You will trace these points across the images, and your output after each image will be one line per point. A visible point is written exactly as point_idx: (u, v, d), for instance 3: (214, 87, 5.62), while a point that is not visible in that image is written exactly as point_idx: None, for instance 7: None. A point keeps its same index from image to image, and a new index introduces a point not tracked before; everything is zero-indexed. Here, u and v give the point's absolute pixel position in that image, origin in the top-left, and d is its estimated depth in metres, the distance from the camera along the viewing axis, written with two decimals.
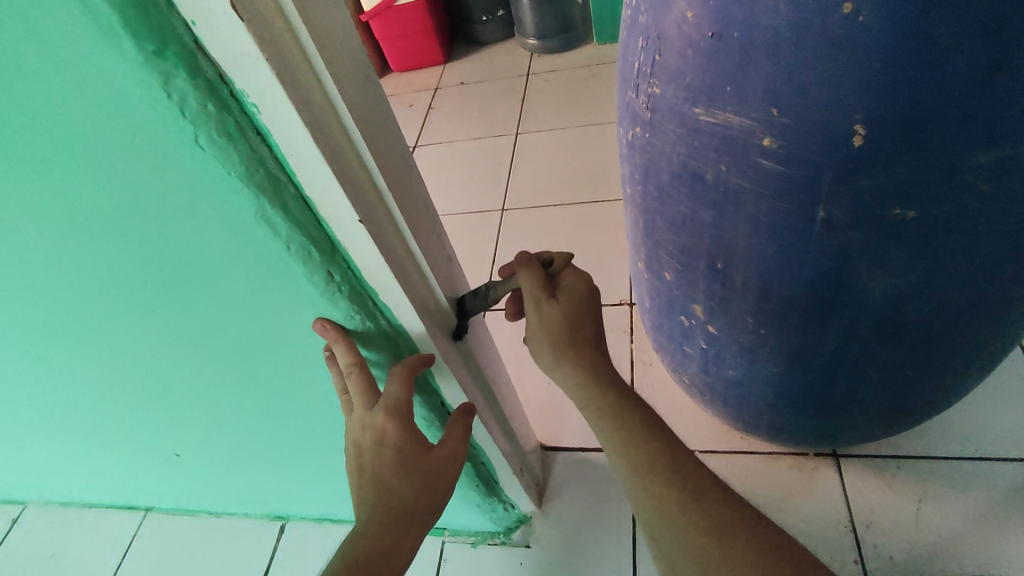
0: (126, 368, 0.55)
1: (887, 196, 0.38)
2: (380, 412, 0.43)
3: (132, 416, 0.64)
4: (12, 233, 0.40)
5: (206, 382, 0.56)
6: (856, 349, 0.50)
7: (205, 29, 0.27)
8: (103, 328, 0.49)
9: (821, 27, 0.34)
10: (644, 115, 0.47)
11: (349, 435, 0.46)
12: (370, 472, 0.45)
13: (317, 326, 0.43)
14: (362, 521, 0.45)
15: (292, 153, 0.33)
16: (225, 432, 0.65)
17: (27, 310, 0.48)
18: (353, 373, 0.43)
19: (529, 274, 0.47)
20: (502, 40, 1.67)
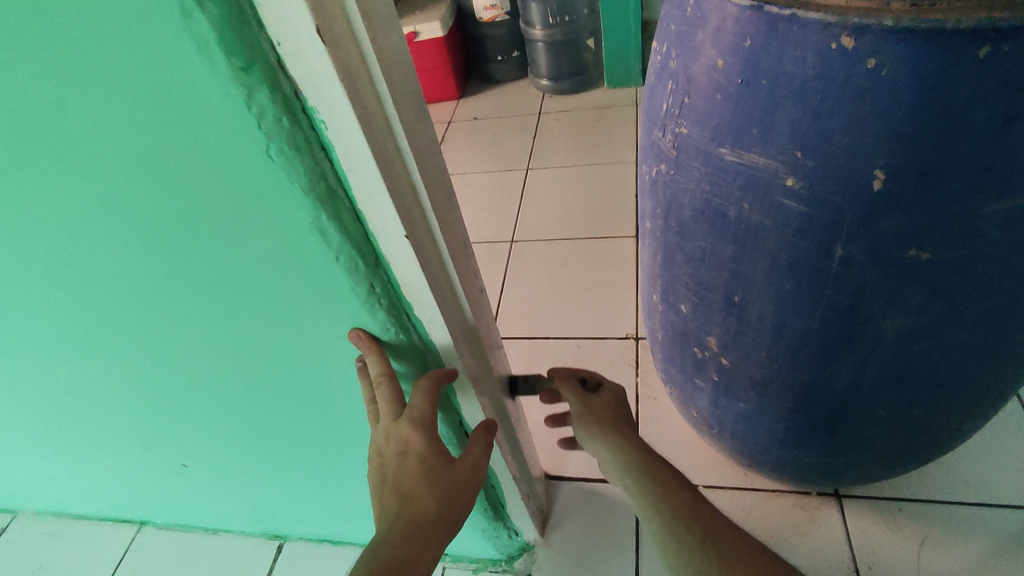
0: (150, 372, 0.56)
1: (904, 238, 0.40)
2: (407, 421, 0.44)
3: (146, 424, 0.64)
4: (68, 233, 0.41)
5: (228, 391, 0.57)
6: (867, 386, 0.52)
7: (289, 50, 0.30)
8: (136, 332, 0.50)
9: (845, 78, 0.37)
10: (670, 154, 0.49)
11: (373, 447, 0.46)
12: (393, 481, 0.44)
13: (352, 336, 0.44)
14: (384, 531, 0.44)
15: (352, 168, 0.35)
16: (238, 444, 0.65)
17: (63, 308, 0.49)
18: (384, 383, 0.44)
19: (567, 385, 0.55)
20: (515, 79, 1.73)
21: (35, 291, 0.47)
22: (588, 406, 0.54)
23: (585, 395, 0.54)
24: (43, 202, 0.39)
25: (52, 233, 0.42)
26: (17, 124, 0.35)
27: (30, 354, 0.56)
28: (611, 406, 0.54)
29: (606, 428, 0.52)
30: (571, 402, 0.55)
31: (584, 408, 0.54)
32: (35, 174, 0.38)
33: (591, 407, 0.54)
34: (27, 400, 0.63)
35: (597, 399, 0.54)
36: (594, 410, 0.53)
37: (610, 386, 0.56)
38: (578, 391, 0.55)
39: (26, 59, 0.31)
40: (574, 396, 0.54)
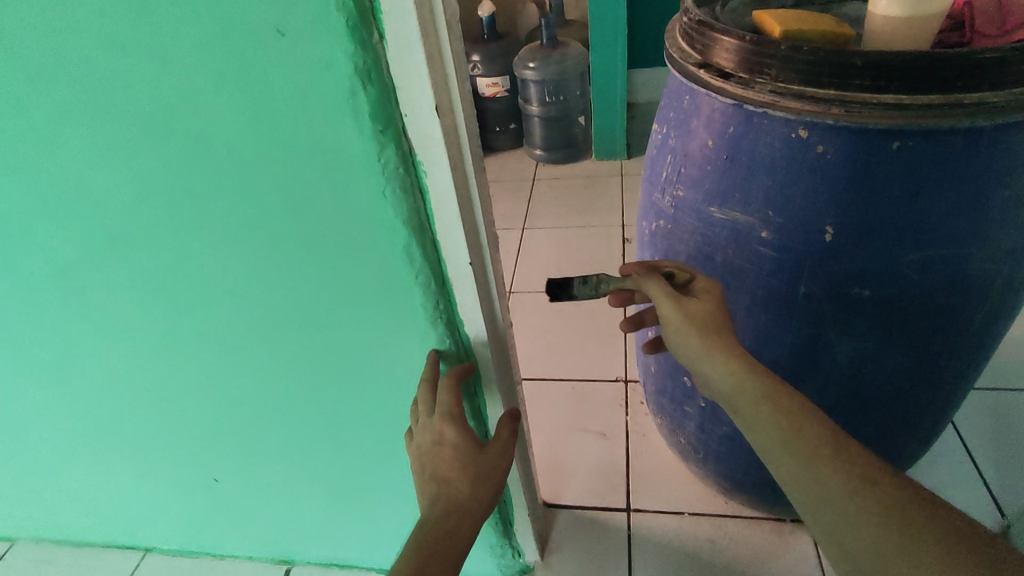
0: (217, 380, 0.63)
1: (851, 279, 0.53)
2: (439, 414, 0.53)
3: (196, 433, 0.71)
4: (193, 247, 0.51)
5: (282, 400, 0.64)
6: (829, 405, 0.63)
7: (412, 119, 0.41)
8: (219, 343, 0.59)
9: (802, 158, 0.50)
10: (668, 212, 0.62)
11: (414, 443, 0.55)
12: (432, 468, 0.53)
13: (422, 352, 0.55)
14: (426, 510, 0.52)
15: (440, 207, 0.46)
16: (276, 455, 0.71)
17: (161, 314, 0.57)
18: (422, 384, 0.54)
19: (653, 281, 0.49)
20: (512, 148, 1.89)
21: (144, 298, 0.56)
22: (685, 311, 0.46)
23: (678, 297, 0.47)
24: (185, 222, 0.49)
25: (179, 248, 0.51)
26: (186, 161, 0.45)
27: (113, 359, 0.63)
28: (710, 312, 0.47)
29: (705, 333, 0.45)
30: (660, 305, 0.48)
31: (676, 312, 0.47)
32: (186, 199, 0.48)
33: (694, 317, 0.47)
34: (93, 403, 0.69)
35: (692, 302, 0.47)
36: (692, 314, 0.46)
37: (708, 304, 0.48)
38: (669, 291, 0.48)
39: (213, 115, 0.42)
40: (662, 297, 0.48)
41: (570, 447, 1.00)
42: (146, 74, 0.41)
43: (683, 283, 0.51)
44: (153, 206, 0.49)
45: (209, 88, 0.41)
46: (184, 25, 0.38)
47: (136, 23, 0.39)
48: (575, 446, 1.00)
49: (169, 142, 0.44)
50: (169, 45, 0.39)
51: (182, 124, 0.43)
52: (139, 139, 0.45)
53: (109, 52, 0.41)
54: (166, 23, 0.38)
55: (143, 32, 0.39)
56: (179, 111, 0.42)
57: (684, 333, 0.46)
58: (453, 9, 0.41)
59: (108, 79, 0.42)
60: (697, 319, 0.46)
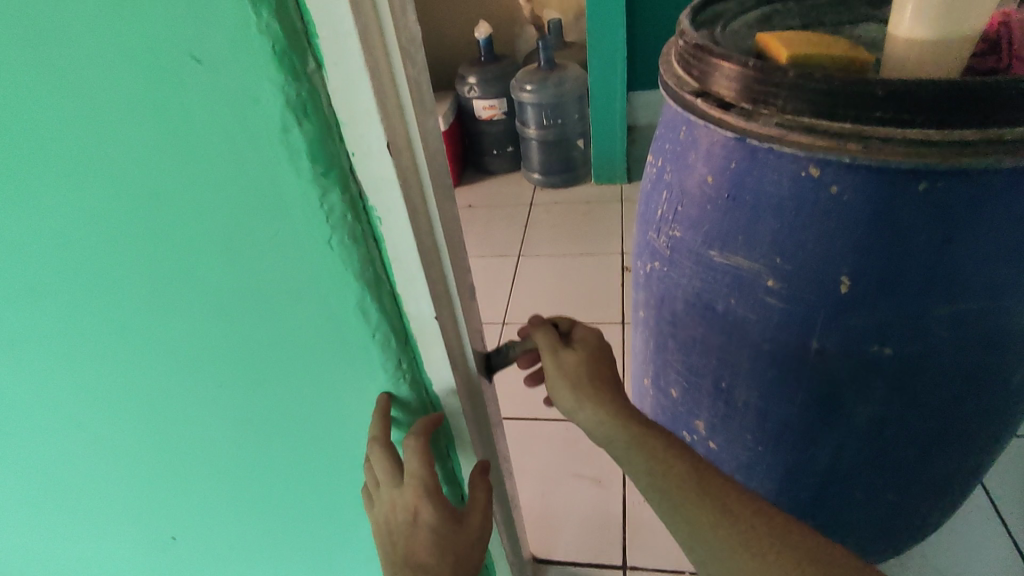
0: (155, 449, 0.55)
1: (870, 335, 0.46)
2: (412, 491, 0.45)
3: (127, 513, 0.62)
4: (109, 305, 0.43)
5: (227, 471, 0.56)
6: (844, 469, 0.56)
7: (360, 158, 0.35)
8: (149, 409, 0.51)
9: (814, 200, 0.44)
10: (664, 253, 0.56)
11: (377, 515, 0.48)
12: (404, 550, 0.46)
13: (379, 399, 0.47)
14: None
15: (397, 257, 0.40)
16: (223, 533, 0.63)
17: (83, 381, 0.49)
18: (382, 450, 0.45)
19: (541, 330, 0.47)
20: (509, 171, 1.84)
21: (55, 364, 0.48)
22: (562, 365, 0.45)
23: (556, 348, 0.45)
24: (95, 277, 0.42)
25: (92, 307, 0.44)
26: (98, 211, 0.38)
27: (26, 432, 0.54)
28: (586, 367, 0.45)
29: (577, 383, 0.44)
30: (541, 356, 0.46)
31: (553, 366, 0.45)
32: (101, 253, 0.40)
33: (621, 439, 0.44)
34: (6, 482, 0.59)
35: (570, 354, 0.45)
36: (567, 370, 0.45)
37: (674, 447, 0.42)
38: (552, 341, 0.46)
39: (121, 155, 0.36)
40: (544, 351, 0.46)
41: (563, 496, 0.93)
42: (37, 106, 0.34)
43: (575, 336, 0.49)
44: (57, 262, 0.41)
45: (120, 126, 0.34)
46: (87, 51, 0.32)
47: (30, 50, 0.32)
48: (568, 494, 0.93)
49: (78, 188, 0.37)
50: (71, 75, 0.33)
51: (84, 166, 0.36)
52: (41, 185, 0.38)
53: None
54: (60, 48, 0.32)
55: (38, 61, 0.33)
56: (86, 152, 0.36)
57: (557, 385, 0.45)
58: (409, 32, 0.35)
59: (2, 114, 0.35)
60: (571, 370, 0.44)
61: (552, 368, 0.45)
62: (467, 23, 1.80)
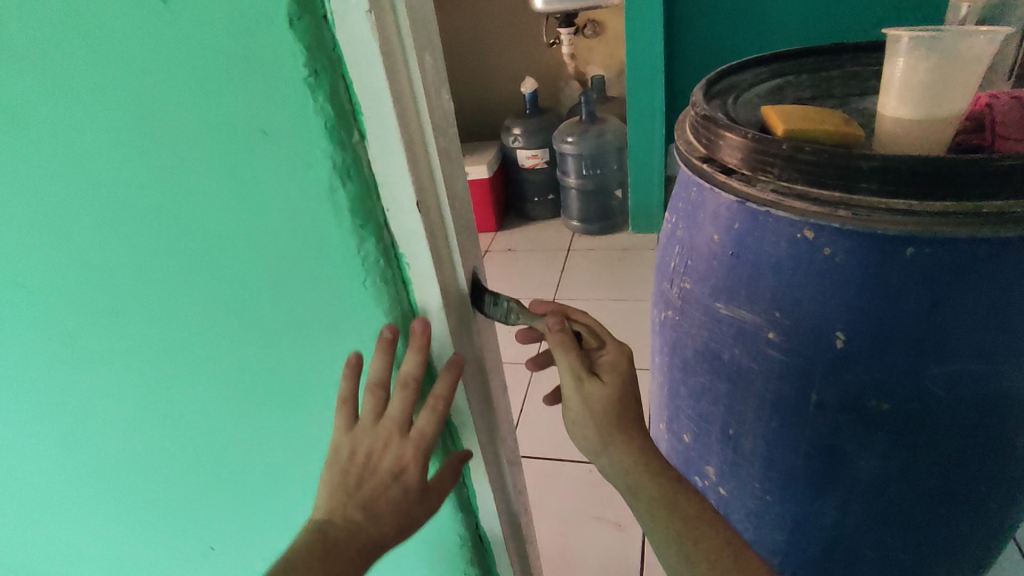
0: (201, 465, 0.60)
1: (867, 390, 0.48)
2: (413, 449, 0.46)
3: (171, 522, 0.67)
4: (173, 335, 0.50)
5: (264, 489, 0.61)
6: (851, 524, 0.56)
7: (393, 213, 0.41)
8: (200, 427, 0.57)
9: (809, 260, 0.47)
10: (675, 302, 0.59)
11: (353, 442, 0.46)
12: (366, 492, 0.46)
13: (417, 322, 0.45)
14: (317, 544, 0.45)
15: (423, 299, 0.45)
16: (258, 544, 0.68)
17: (141, 401, 0.55)
18: (408, 391, 0.45)
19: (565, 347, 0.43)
20: (549, 217, 1.91)
21: (120, 386, 0.54)
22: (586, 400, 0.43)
23: (581, 378, 0.43)
24: (162, 312, 0.48)
25: (157, 337, 0.50)
26: (169, 258, 0.44)
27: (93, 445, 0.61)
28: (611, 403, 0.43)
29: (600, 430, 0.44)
30: (564, 381, 0.44)
31: (576, 395, 0.44)
32: (166, 288, 0.46)
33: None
34: (68, 488, 0.65)
35: (595, 386, 0.43)
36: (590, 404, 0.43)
37: None
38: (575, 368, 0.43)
39: (190, 211, 0.42)
40: (568, 377, 0.43)
41: (582, 538, 0.94)
42: (120, 172, 0.41)
43: (596, 343, 0.46)
44: (128, 300, 0.47)
45: (192, 189, 0.41)
46: (168, 130, 0.38)
47: (121, 127, 0.39)
48: (587, 537, 0.94)
49: (153, 239, 0.44)
50: (153, 148, 0.39)
51: (158, 221, 0.43)
52: (121, 234, 0.44)
53: (93, 156, 0.40)
54: (146, 127, 0.38)
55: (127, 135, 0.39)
56: (160, 210, 0.42)
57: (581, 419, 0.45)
58: (441, 108, 0.41)
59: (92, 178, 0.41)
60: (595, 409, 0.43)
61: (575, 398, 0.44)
62: (515, 77, 1.90)
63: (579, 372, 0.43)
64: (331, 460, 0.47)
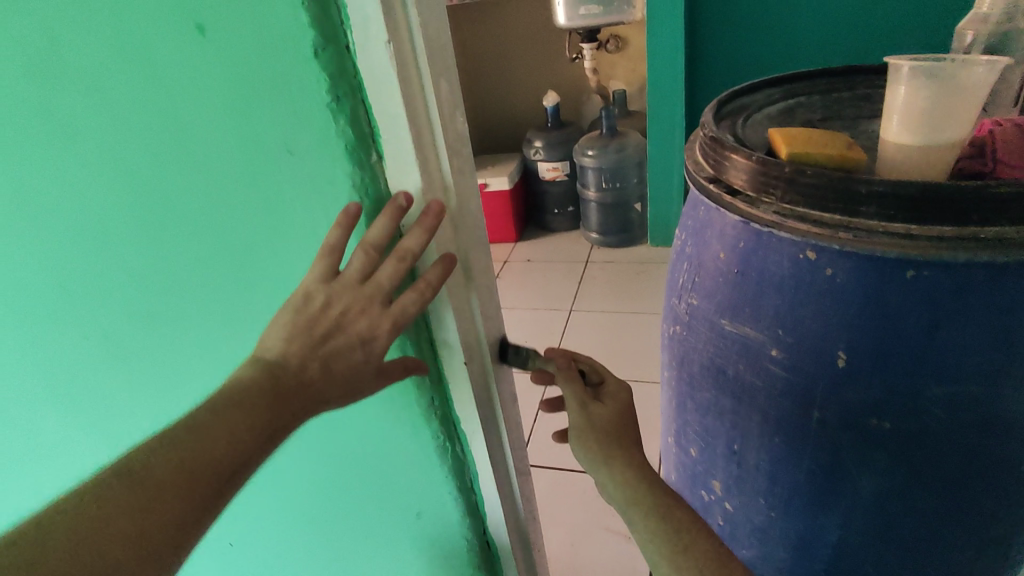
0: None
1: (868, 409, 0.49)
2: (391, 319, 0.39)
3: None
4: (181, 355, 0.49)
5: (280, 488, 0.64)
6: (854, 542, 0.57)
7: None
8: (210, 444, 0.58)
9: (811, 280, 0.48)
10: (683, 318, 0.61)
11: (327, 295, 0.38)
12: (324, 352, 0.38)
13: (432, 205, 0.40)
14: (251, 394, 0.36)
15: (435, 309, 0.48)
16: (273, 541, 0.70)
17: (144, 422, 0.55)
18: (405, 261, 0.38)
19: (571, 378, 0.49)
20: (569, 229, 1.92)
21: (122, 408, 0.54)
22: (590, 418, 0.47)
23: (586, 403, 0.48)
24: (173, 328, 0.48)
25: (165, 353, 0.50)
26: (186, 271, 0.45)
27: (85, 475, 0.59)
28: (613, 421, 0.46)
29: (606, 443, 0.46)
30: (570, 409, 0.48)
31: (581, 420, 0.47)
32: (179, 303, 0.47)
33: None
34: None
35: (598, 409, 0.47)
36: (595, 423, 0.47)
37: None
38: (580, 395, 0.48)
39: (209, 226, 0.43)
40: (573, 403, 0.48)
41: (590, 549, 0.95)
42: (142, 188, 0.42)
43: (596, 382, 0.52)
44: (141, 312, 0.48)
45: (211, 204, 0.42)
46: (192, 147, 0.40)
47: (147, 144, 0.40)
48: (596, 547, 0.95)
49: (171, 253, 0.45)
50: (175, 164, 0.41)
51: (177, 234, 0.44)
52: (141, 248, 0.45)
53: (118, 172, 0.42)
54: (170, 146, 0.40)
55: (153, 152, 0.41)
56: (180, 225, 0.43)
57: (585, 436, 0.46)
58: (456, 131, 0.43)
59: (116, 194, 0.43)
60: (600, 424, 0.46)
61: (580, 421, 0.47)
62: (538, 90, 1.93)
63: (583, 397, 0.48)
64: (291, 304, 0.39)
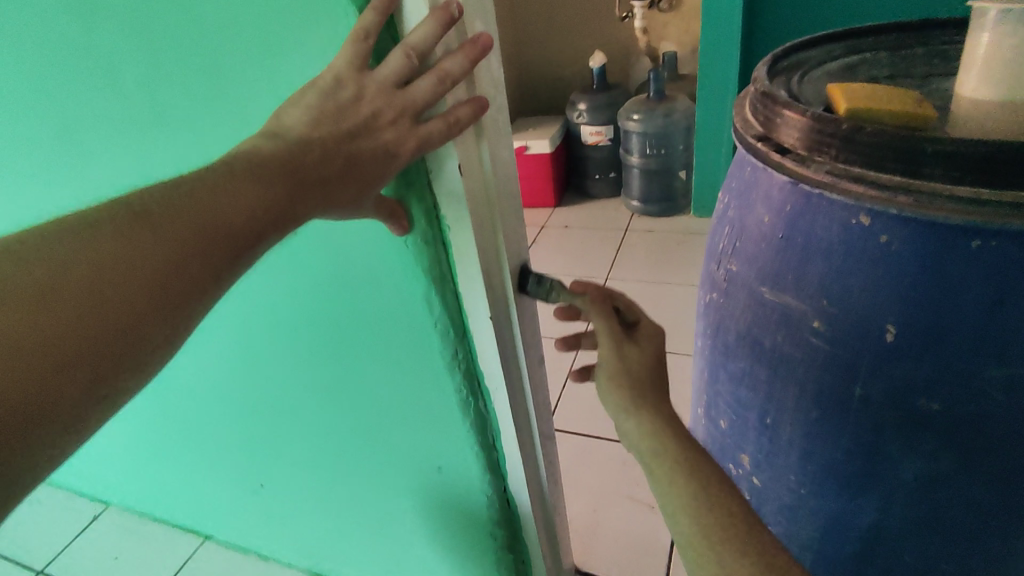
0: (257, 403, 0.65)
1: (916, 388, 0.46)
2: (414, 137, 0.37)
3: (233, 450, 0.74)
4: (251, 283, 0.54)
5: (310, 429, 0.65)
6: (891, 527, 0.54)
7: (437, 175, 0.43)
8: (264, 375, 0.62)
9: (862, 248, 0.45)
10: (721, 285, 0.58)
11: (359, 90, 0.36)
12: (345, 152, 0.36)
13: (481, 39, 0.37)
14: (267, 165, 0.34)
15: (460, 261, 0.47)
16: (304, 480, 0.72)
17: (213, 336, 0.61)
18: (442, 87, 0.36)
19: (604, 315, 0.46)
20: (610, 196, 1.88)
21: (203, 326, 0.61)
22: (622, 358, 0.44)
23: (620, 341, 0.45)
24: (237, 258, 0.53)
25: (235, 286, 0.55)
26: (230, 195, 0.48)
27: (178, 374, 0.68)
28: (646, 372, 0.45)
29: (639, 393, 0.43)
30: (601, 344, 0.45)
31: (611, 358, 0.45)
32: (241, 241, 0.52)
33: (677, 460, 0.41)
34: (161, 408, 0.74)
35: (631, 351, 0.45)
36: (627, 364, 0.44)
37: (721, 501, 0.39)
38: (615, 333, 0.45)
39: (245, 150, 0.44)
40: (605, 339, 0.45)
41: (614, 515, 0.95)
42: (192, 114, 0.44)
43: (630, 323, 0.49)
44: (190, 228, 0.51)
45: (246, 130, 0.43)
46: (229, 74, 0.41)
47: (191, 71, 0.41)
48: (618, 516, 0.95)
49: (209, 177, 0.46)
50: (218, 90, 0.42)
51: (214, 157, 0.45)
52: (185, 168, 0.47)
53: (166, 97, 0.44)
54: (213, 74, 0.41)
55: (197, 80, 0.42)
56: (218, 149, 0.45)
57: (615, 377, 0.44)
58: (489, 73, 0.41)
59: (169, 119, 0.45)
60: (632, 368, 0.44)
61: (611, 359, 0.45)
62: (585, 51, 1.87)
63: (618, 335, 0.45)
64: (317, 85, 0.36)
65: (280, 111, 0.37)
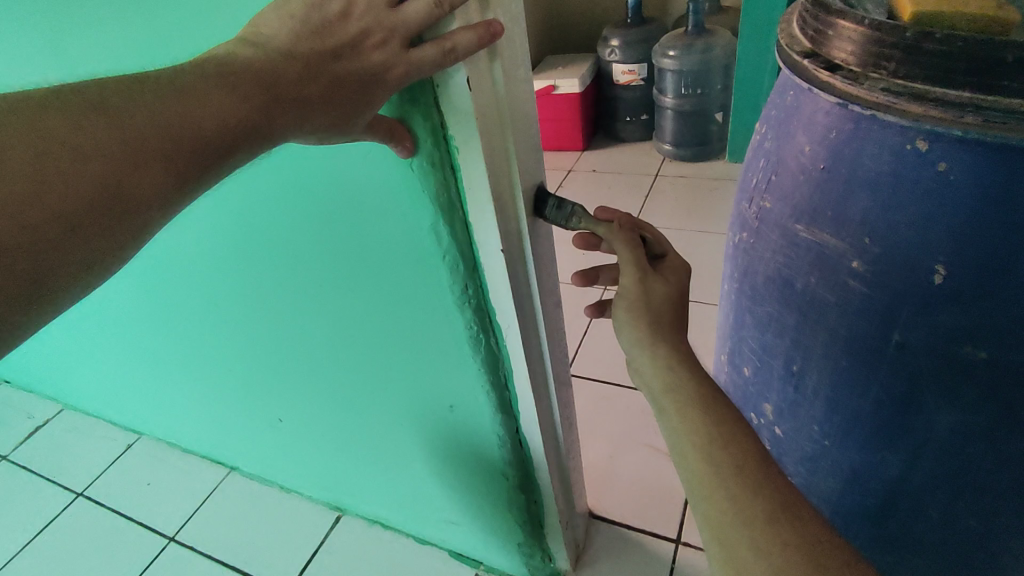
0: (270, 334, 0.65)
1: (961, 336, 0.42)
2: (402, 62, 0.34)
3: (249, 382, 0.74)
4: (256, 210, 0.53)
5: (321, 361, 0.65)
6: (917, 482, 0.52)
7: (443, 90, 0.39)
8: (274, 305, 0.61)
9: (915, 178, 0.41)
10: (752, 223, 0.54)
11: (348, 3, 0.33)
12: (328, 68, 0.33)
13: None
14: (243, 74, 0.32)
15: (470, 188, 0.43)
16: (318, 414, 0.73)
17: (219, 266, 0.60)
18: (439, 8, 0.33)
19: (630, 246, 0.44)
20: (641, 140, 1.80)
21: (210, 255, 0.60)
22: (645, 292, 0.43)
23: (644, 273, 0.43)
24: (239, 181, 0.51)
25: (239, 212, 0.54)
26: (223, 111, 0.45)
27: (192, 305, 0.68)
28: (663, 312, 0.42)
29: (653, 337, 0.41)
30: (624, 274, 0.44)
31: (633, 289, 0.43)
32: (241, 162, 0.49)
33: (689, 403, 0.39)
34: (180, 339, 0.75)
35: (657, 285, 0.43)
36: (649, 298, 0.43)
37: (735, 447, 0.37)
38: (638, 265, 0.43)
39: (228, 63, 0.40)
40: (629, 267, 0.43)
41: (630, 461, 0.94)
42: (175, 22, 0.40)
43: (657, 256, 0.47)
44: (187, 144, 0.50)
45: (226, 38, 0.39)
46: None
47: None
48: (635, 463, 0.94)
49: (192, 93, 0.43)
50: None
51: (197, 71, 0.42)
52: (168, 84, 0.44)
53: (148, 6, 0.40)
54: None
55: None
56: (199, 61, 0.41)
57: (637, 313, 0.42)
58: None
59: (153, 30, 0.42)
60: (654, 304, 0.42)
61: (632, 292, 0.43)
62: None
63: (641, 268, 0.43)
64: None
65: (259, 16, 0.34)
